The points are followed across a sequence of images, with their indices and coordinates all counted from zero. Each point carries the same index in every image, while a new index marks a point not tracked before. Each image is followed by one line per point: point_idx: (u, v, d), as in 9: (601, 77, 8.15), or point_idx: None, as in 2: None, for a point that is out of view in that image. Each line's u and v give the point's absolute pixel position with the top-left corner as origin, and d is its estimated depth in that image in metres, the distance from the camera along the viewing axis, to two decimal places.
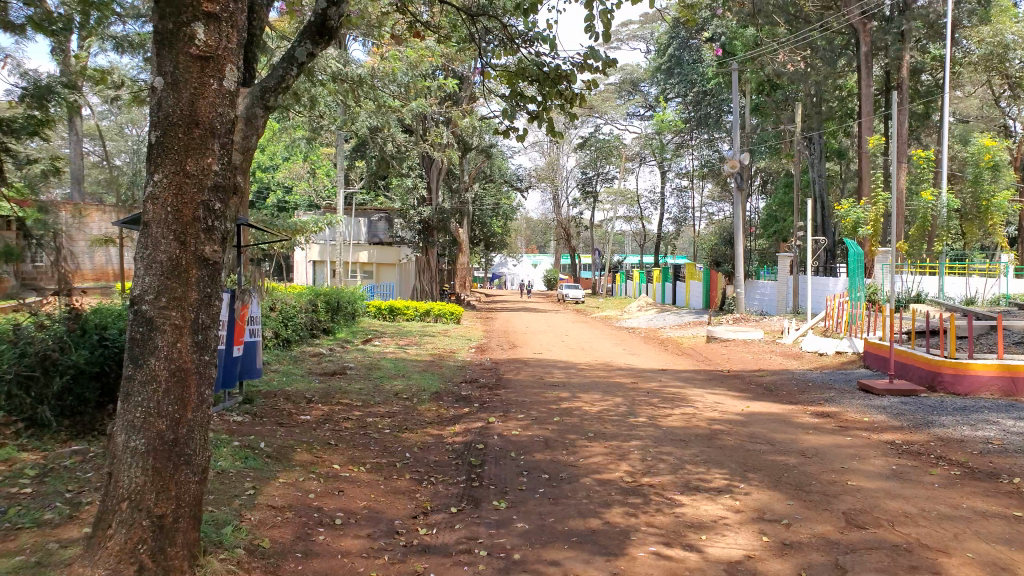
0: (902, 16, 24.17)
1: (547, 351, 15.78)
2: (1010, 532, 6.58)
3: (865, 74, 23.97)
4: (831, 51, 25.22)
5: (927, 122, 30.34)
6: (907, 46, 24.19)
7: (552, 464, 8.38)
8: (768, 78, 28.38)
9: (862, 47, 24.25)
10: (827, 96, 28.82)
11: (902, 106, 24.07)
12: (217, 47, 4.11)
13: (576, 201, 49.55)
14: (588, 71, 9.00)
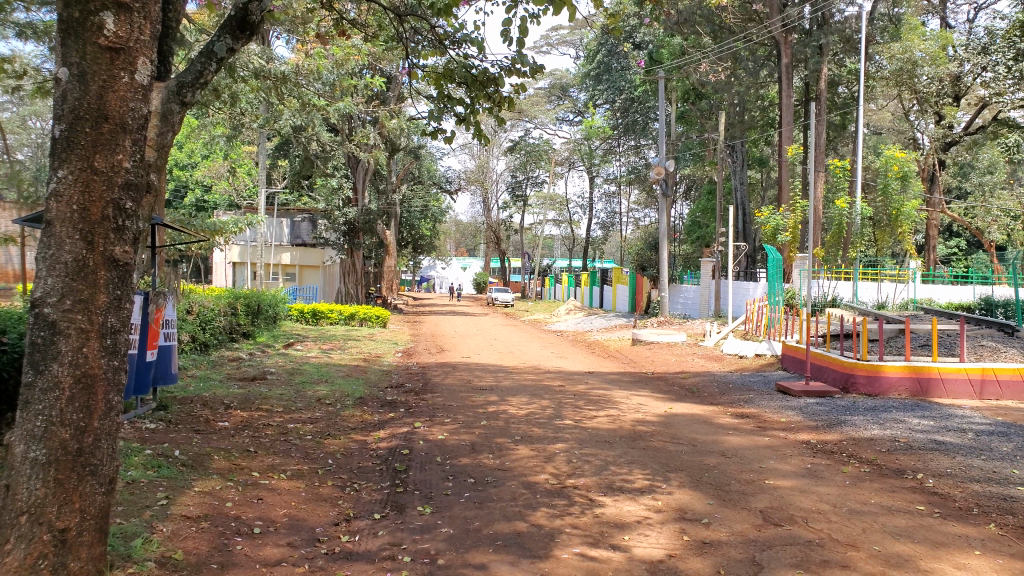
0: (820, 31, 25.16)
1: (475, 355, 15.73)
2: (912, 526, 6.92)
3: (786, 86, 24.77)
4: (754, 62, 26.08)
5: (843, 132, 31.63)
6: (825, 60, 25.15)
7: (478, 467, 8.35)
8: (694, 87, 29.20)
9: (783, 59, 24.78)
10: (749, 106, 29.81)
11: (819, 118, 25.06)
12: (128, 38, 3.92)
13: (506, 204, 49.68)
14: (515, 75, 9.03)
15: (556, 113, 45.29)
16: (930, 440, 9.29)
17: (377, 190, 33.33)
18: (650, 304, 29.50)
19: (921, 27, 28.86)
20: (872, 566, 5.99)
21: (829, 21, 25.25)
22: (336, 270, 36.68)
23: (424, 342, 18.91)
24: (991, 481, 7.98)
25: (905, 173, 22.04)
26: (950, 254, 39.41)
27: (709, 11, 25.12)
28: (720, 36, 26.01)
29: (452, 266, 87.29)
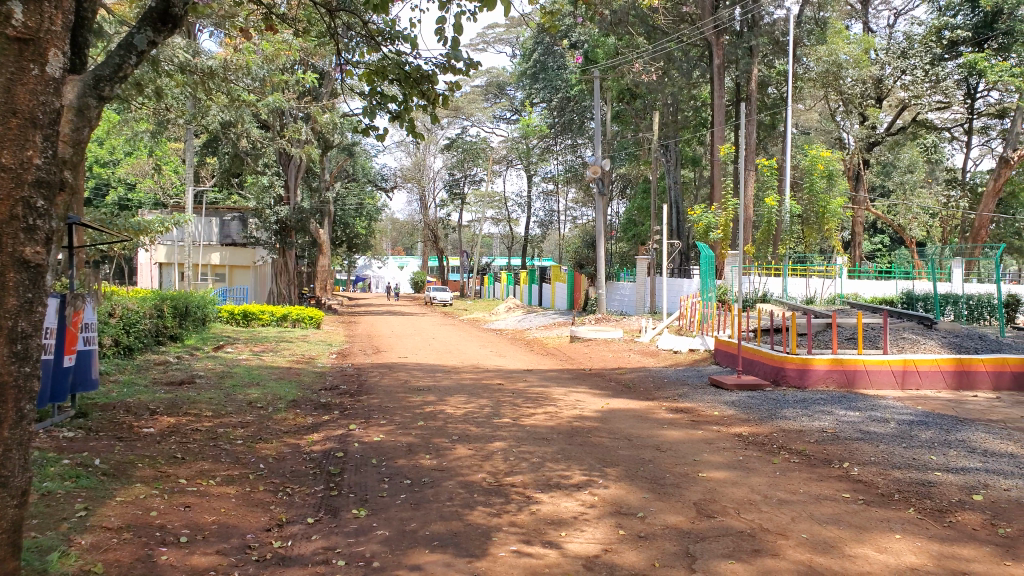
0: (750, 33, 25.88)
1: (413, 355, 15.60)
2: (839, 513, 7.15)
3: (718, 87, 25.37)
4: (687, 62, 26.68)
5: (773, 132, 32.48)
6: (756, 61, 25.87)
7: (415, 468, 8.27)
8: (628, 88, 29.66)
9: (716, 60, 25.48)
10: (682, 106, 30.47)
11: (750, 118, 25.78)
12: (38, 29, 3.73)
13: (443, 203, 49.50)
14: (449, 72, 8.98)
15: (493, 111, 45.39)
16: (856, 430, 9.62)
17: (310, 189, 32.97)
18: (587, 302, 29.79)
19: (845, 31, 30.02)
20: (801, 554, 6.15)
21: (759, 23, 26.00)
22: (269, 270, 35.91)
23: (361, 343, 18.67)
24: (911, 468, 8.31)
25: (829, 172, 22.85)
26: (874, 251, 40.99)
27: (643, 12, 25.57)
28: (653, 36, 26.51)
29: (389, 265, 86.11)
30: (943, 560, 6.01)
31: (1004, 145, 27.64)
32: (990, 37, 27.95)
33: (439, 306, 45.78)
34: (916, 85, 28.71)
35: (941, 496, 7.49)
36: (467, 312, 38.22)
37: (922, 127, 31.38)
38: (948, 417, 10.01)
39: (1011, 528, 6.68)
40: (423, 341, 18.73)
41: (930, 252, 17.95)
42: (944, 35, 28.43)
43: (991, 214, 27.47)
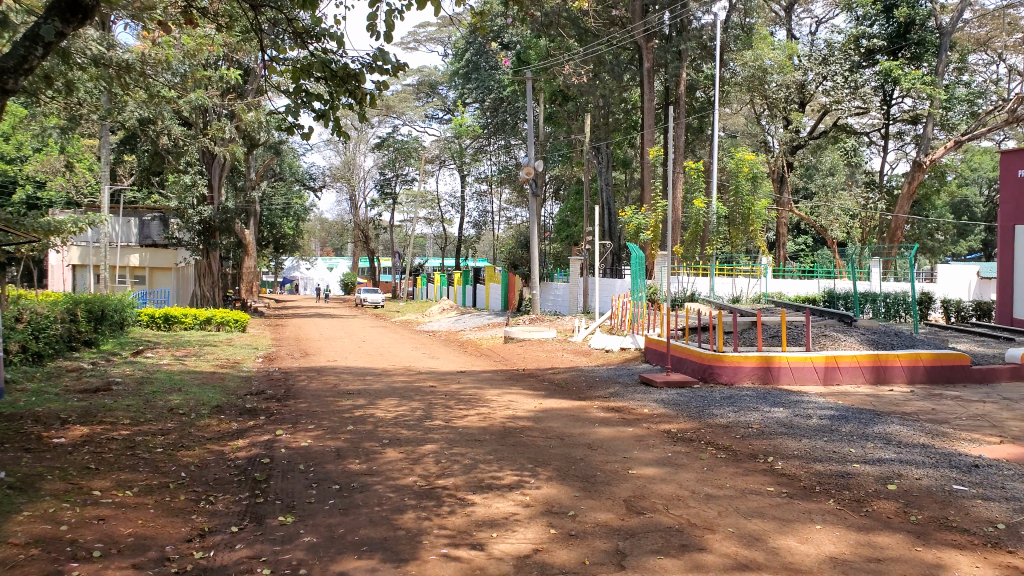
0: (680, 37, 26.50)
1: (343, 358, 15.35)
2: (763, 506, 7.33)
3: (648, 90, 25.81)
4: (618, 65, 27.14)
5: (700, 136, 33.22)
6: (684, 65, 26.44)
7: (344, 473, 8.12)
8: (561, 90, 30.00)
9: (645, 63, 25.95)
10: (613, 108, 30.87)
11: (680, 121, 26.38)
12: None
13: (374, 202, 49.10)
14: (376, 71, 8.85)
15: (426, 110, 45.16)
16: (779, 425, 9.90)
17: (234, 189, 32.19)
18: (521, 302, 29.97)
19: (769, 38, 31.01)
20: (727, 548, 6.28)
21: (687, 28, 26.59)
22: (191, 272, 34.99)
23: (288, 346, 18.25)
24: (831, 460, 8.61)
25: (754, 174, 23.88)
26: (797, 251, 42.37)
27: (574, 15, 25.78)
28: (585, 39, 26.79)
29: (319, 266, 84.26)
30: (860, 548, 6.23)
31: (916, 150, 29.06)
32: (903, 46, 29.50)
33: (370, 308, 45.11)
34: (837, 91, 29.91)
35: (858, 487, 7.77)
36: (401, 313, 37.73)
37: (842, 130, 33.12)
38: (865, 411, 10.40)
39: (922, 514, 6.99)
40: (354, 344, 18.45)
41: (850, 253, 18.64)
42: (862, 43, 30.14)
43: (907, 215, 28.84)
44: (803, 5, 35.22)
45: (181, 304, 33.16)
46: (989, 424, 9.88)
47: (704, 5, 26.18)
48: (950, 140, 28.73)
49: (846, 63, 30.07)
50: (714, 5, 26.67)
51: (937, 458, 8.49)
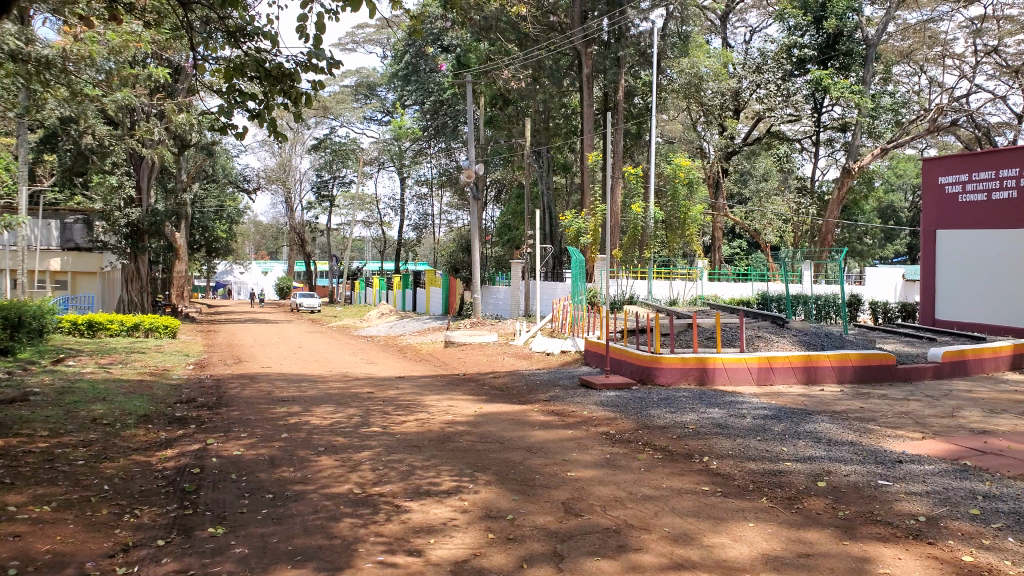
0: (618, 44, 26.74)
1: (278, 364, 15.03)
2: (698, 505, 7.45)
3: (587, 95, 26.15)
4: (558, 70, 27.46)
5: (639, 142, 33.40)
6: (622, 72, 26.85)
7: (277, 482, 7.93)
8: (501, 93, 30.26)
9: (585, 69, 26.30)
10: (554, 113, 31.13)
11: (619, 127, 26.74)
12: None
13: (310, 205, 48.50)
14: (311, 71, 8.70)
15: (364, 112, 44.89)
16: (714, 426, 10.10)
17: (164, 191, 31.31)
18: (463, 305, 30.38)
19: (705, 46, 31.77)
20: (662, 547, 6.35)
21: (626, 34, 26.95)
22: (118, 277, 34.26)
23: (221, 352, 17.79)
24: (763, 459, 8.81)
25: (690, 180, 24.50)
26: (733, 254, 43.45)
27: (512, 19, 25.82)
28: (525, 43, 26.88)
29: (255, 269, 82.36)
30: (791, 545, 6.37)
31: (845, 157, 30.14)
32: (832, 57, 30.66)
33: (307, 313, 44.33)
34: (771, 98, 31.28)
35: (789, 485, 7.96)
36: (339, 318, 37.13)
37: (775, 137, 34.32)
38: (797, 411, 10.67)
39: (850, 509, 7.20)
40: (289, 351, 18.06)
41: (782, 257, 19.04)
42: (794, 52, 31.21)
43: (836, 220, 29.90)
44: (738, 15, 36.11)
45: (107, 310, 31.99)
46: (913, 422, 10.26)
47: (641, 13, 26.49)
48: (876, 148, 29.92)
49: (779, 71, 31.53)
50: (652, 12, 27.09)
51: (863, 455, 8.77)
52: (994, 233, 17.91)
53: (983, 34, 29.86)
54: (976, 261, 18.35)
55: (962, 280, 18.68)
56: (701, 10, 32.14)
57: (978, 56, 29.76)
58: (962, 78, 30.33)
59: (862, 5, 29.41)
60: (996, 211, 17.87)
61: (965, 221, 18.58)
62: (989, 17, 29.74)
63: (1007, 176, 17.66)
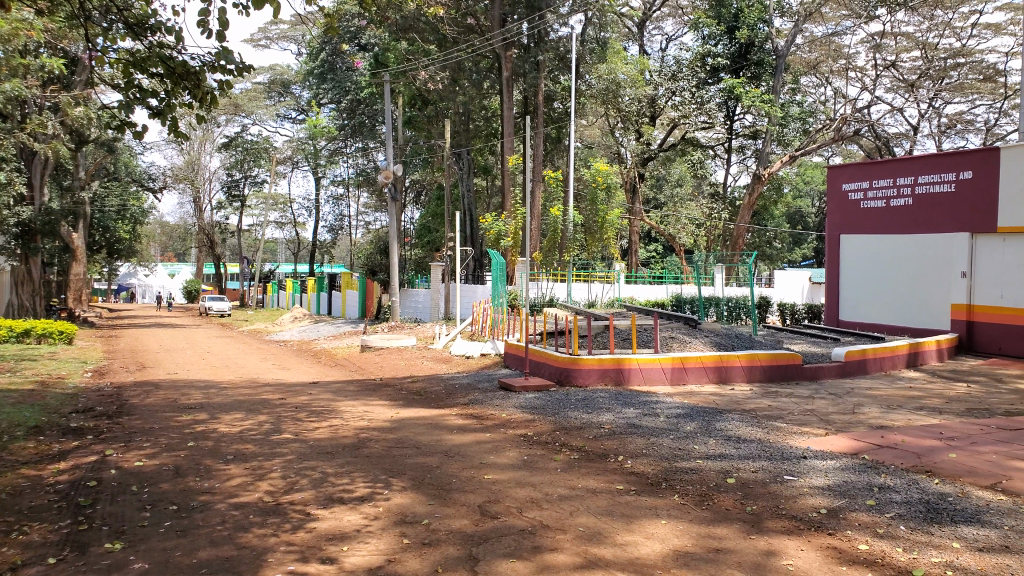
0: (538, 48, 27.30)
1: (183, 371, 14.47)
2: (612, 504, 7.56)
3: (507, 99, 26.36)
4: (478, 73, 27.65)
5: (559, 146, 33.86)
6: (542, 76, 27.21)
7: (181, 493, 7.63)
8: (419, 93, 30.21)
9: (505, 73, 26.75)
10: (474, 114, 31.13)
11: (538, 130, 27.16)
12: None
13: (221, 205, 47.04)
14: (216, 69, 8.41)
15: (277, 109, 44.11)
16: (629, 425, 10.27)
17: (59, 188, 29.92)
18: (381, 308, 30.08)
19: (623, 53, 32.45)
20: (577, 547, 6.41)
21: (545, 38, 27.45)
22: (7, 279, 32.52)
23: (122, 359, 16.99)
24: (676, 457, 9.01)
25: (608, 185, 24.96)
26: (649, 258, 44.54)
27: (431, 20, 25.95)
28: (443, 45, 27.15)
29: (162, 271, 78.94)
30: (701, 540, 6.53)
31: (756, 164, 31.37)
32: (744, 66, 31.74)
33: (216, 316, 42.85)
34: (685, 105, 31.92)
35: (701, 482, 8.17)
36: (249, 323, 36.04)
37: (690, 144, 34.67)
38: (709, 409, 10.98)
39: (756, 504, 7.44)
40: (197, 356, 17.44)
41: (696, 260, 19.55)
42: (708, 61, 31.83)
43: (747, 225, 31.06)
44: (654, 23, 37.07)
45: None
46: (817, 419, 10.70)
47: (560, 17, 26.91)
48: (785, 155, 31.25)
49: (693, 79, 32.00)
50: (570, 18, 27.53)
51: (770, 451, 9.09)
52: (892, 238, 18.89)
53: (882, 49, 31.53)
54: (880, 263, 19.25)
55: (863, 283, 19.72)
56: (619, 18, 32.87)
57: (877, 69, 31.43)
58: (863, 90, 32.07)
59: (772, 17, 30.76)
60: (894, 216, 18.80)
61: (866, 227, 19.56)
62: (887, 33, 31.50)
63: (904, 183, 18.57)
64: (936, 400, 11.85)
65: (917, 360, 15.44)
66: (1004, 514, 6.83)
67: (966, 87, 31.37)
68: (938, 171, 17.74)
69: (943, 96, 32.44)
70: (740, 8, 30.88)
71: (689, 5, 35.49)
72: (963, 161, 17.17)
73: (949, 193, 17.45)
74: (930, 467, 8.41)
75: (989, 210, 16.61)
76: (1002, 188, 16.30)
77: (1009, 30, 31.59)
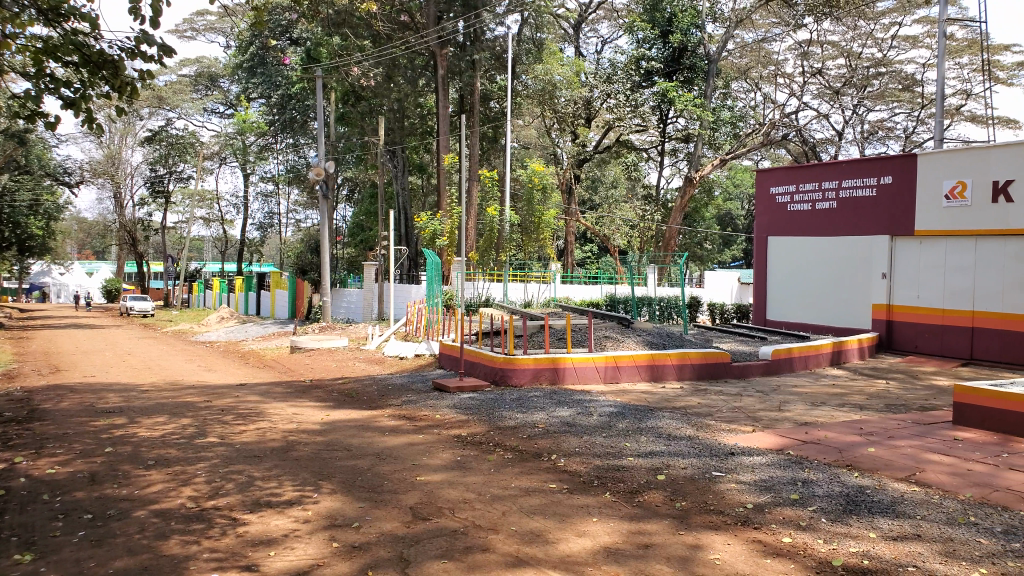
0: (473, 47, 27.45)
1: (101, 374, 13.90)
2: (546, 503, 7.59)
3: (442, 96, 26.68)
4: (413, 70, 27.70)
5: (495, 146, 33.85)
6: (477, 75, 27.44)
7: (98, 501, 7.30)
8: (353, 89, 29.88)
9: (440, 71, 26.90)
10: (409, 111, 30.96)
11: (475, 130, 27.17)
12: None
13: (144, 201, 45.39)
14: (137, 58, 8.08)
15: (205, 103, 42.90)
16: (563, 424, 10.34)
17: None
18: (311, 308, 29.56)
19: (559, 54, 32.74)
20: (510, 547, 6.39)
21: (480, 38, 27.60)
22: None
23: (34, 362, 16.20)
24: (608, 455, 9.11)
25: (543, 185, 25.29)
26: (585, 258, 45.13)
27: (365, 15, 25.84)
28: (378, 40, 26.88)
29: (79, 270, 75.56)
30: (631, 537, 6.61)
31: (687, 166, 32.11)
32: (677, 70, 32.38)
33: (138, 316, 41.35)
34: (619, 109, 32.33)
35: (632, 479, 8.28)
36: (173, 323, 34.81)
37: (623, 146, 35.38)
38: (641, 408, 11.14)
39: (685, 500, 7.58)
40: (116, 358, 16.79)
41: (630, 261, 19.88)
42: (642, 64, 32.30)
43: (678, 227, 31.74)
44: (590, 25, 37.55)
45: None
46: (745, 416, 10.99)
47: (497, 17, 27.17)
48: (716, 159, 32.03)
49: (628, 81, 32.50)
50: (507, 18, 27.69)
51: (700, 448, 9.27)
52: (817, 240, 19.54)
53: (809, 57, 32.63)
54: (807, 264, 19.87)
55: (790, 283, 20.37)
56: (554, 19, 33.13)
57: (804, 76, 32.51)
58: (790, 96, 33.21)
59: (705, 23, 31.49)
60: (820, 219, 19.46)
61: (793, 229, 20.19)
62: (814, 42, 32.64)
63: (828, 187, 19.24)
64: (857, 397, 12.32)
65: (840, 359, 16.01)
66: (917, 504, 7.13)
67: (887, 95, 32.70)
68: (861, 175, 18.44)
69: (866, 104, 33.82)
70: (673, 12, 31.38)
71: (624, 8, 36.01)
72: (883, 166, 17.92)
73: (870, 197, 18.16)
74: (851, 461, 8.71)
75: (908, 214, 17.35)
76: (920, 193, 17.05)
77: (925, 42, 33.18)
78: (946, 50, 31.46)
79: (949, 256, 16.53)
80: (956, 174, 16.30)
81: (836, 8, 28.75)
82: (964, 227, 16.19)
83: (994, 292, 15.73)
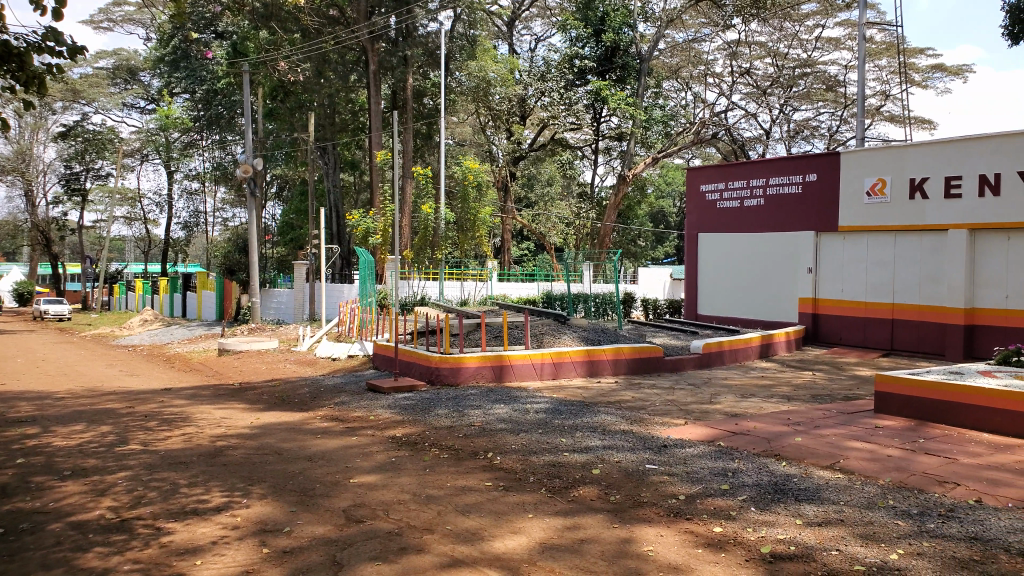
0: (405, 42, 27.12)
1: (12, 381, 13.24)
2: (482, 501, 7.59)
3: (373, 92, 26.33)
4: (344, 65, 27.34)
5: (430, 144, 33.49)
6: (409, 71, 27.14)
7: (8, 515, 6.95)
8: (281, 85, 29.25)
9: (371, 66, 26.54)
10: (341, 106, 30.54)
11: (408, 126, 26.97)
12: None
13: (59, 199, 43.39)
14: (44, 52, 7.68)
15: (124, 98, 41.35)
16: (499, 422, 10.35)
17: None
18: (240, 309, 28.82)
19: (492, 52, 32.72)
20: (444, 547, 6.36)
21: (412, 34, 27.37)
22: None
23: None
24: (544, 452, 9.16)
25: (477, 182, 24.68)
26: (521, 255, 45.35)
27: (292, 10, 25.34)
28: (306, 35, 26.59)
29: None
30: (565, 532, 6.66)
31: (621, 164, 32.50)
32: (610, 68, 32.69)
33: (54, 320, 39.58)
34: (553, 106, 32.48)
35: (567, 475, 8.34)
36: (94, 327, 33.42)
37: (558, 144, 35.66)
38: (576, 403, 11.24)
39: (620, 494, 7.69)
40: (30, 365, 16.03)
41: (566, 258, 20.04)
42: (575, 63, 32.60)
43: (613, 224, 32.18)
44: (523, 23, 37.69)
45: None
46: (677, 409, 11.21)
47: (429, 13, 27.18)
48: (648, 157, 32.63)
49: (562, 80, 32.72)
50: (439, 14, 27.65)
51: (634, 442, 9.40)
52: (746, 236, 20.08)
53: (737, 57, 33.46)
54: (736, 259, 20.41)
55: (722, 278, 20.90)
56: (487, 16, 33.13)
57: (733, 76, 33.34)
58: (719, 95, 34.06)
59: (636, 22, 31.98)
60: (748, 215, 20.00)
61: (723, 226, 20.70)
62: (743, 42, 33.50)
63: (756, 185, 19.80)
64: (784, 388, 12.72)
65: (768, 351, 16.50)
66: (840, 490, 7.40)
67: (812, 95, 33.87)
68: (787, 173, 19.03)
69: (792, 104, 34.92)
70: (606, 11, 31.78)
71: (556, 6, 36.27)
72: (808, 164, 18.53)
73: (796, 194, 18.75)
74: (778, 451, 8.98)
75: (832, 210, 17.98)
76: (843, 190, 17.68)
77: (846, 44, 34.53)
78: (866, 52, 32.80)
79: (872, 251, 17.20)
80: (876, 172, 16.96)
81: (762, 9, 29.59)
82: (885, 222, 16.86)
83: (912, 286, 16.44)
